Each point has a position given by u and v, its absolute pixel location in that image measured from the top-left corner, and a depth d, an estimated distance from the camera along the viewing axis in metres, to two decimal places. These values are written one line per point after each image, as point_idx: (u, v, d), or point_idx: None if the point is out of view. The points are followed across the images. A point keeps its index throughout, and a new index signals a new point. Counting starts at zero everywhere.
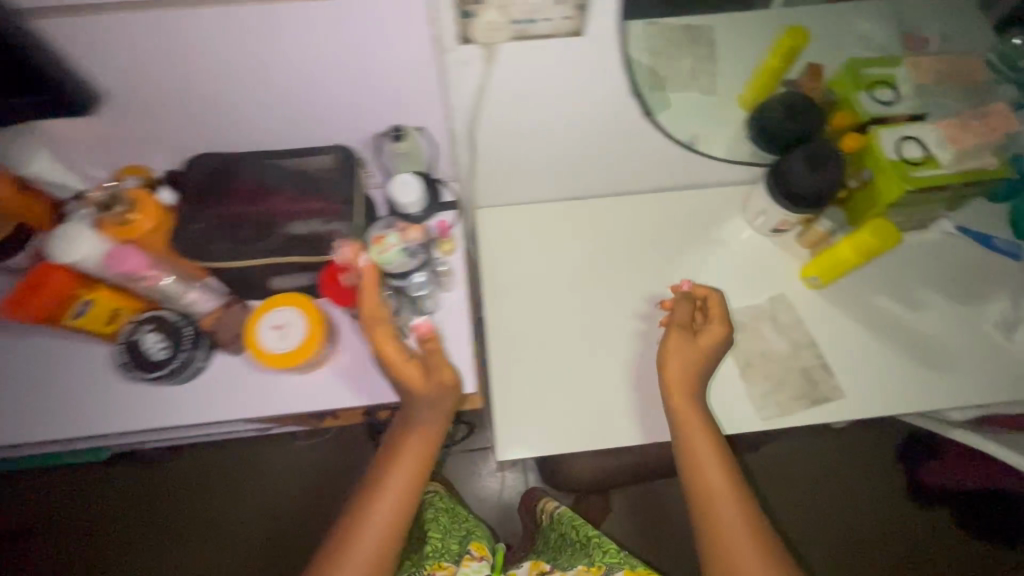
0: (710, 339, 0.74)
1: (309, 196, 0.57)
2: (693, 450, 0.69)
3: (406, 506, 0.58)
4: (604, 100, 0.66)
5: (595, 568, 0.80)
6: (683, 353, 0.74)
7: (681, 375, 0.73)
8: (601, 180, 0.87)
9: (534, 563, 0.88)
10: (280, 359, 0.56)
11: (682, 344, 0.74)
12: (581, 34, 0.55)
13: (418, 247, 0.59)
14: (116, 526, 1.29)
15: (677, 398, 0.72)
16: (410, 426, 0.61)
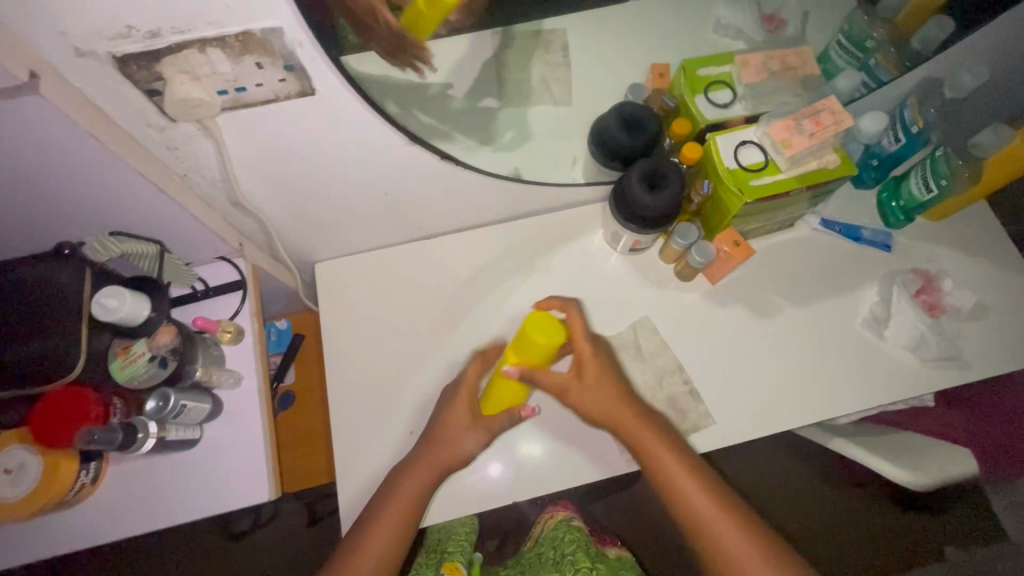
0: (605, 387, 0.71)
1: (7, 309, 0.47)
2: (651, 454, 0.68)
3: (408, 529, 0.67)
4: (389, 147, 0.59)
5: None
6: (598, 395, 0.70)
7: (596, 398, 0.70)
8: (440, 216, 0.81)
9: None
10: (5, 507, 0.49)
11: (591, 394, 0.70)
12: (313, 93, 0.48)
13: (170, 351, 0.53)
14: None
15: (604, 412, 0.70)
16: (437, 446, 0.69)
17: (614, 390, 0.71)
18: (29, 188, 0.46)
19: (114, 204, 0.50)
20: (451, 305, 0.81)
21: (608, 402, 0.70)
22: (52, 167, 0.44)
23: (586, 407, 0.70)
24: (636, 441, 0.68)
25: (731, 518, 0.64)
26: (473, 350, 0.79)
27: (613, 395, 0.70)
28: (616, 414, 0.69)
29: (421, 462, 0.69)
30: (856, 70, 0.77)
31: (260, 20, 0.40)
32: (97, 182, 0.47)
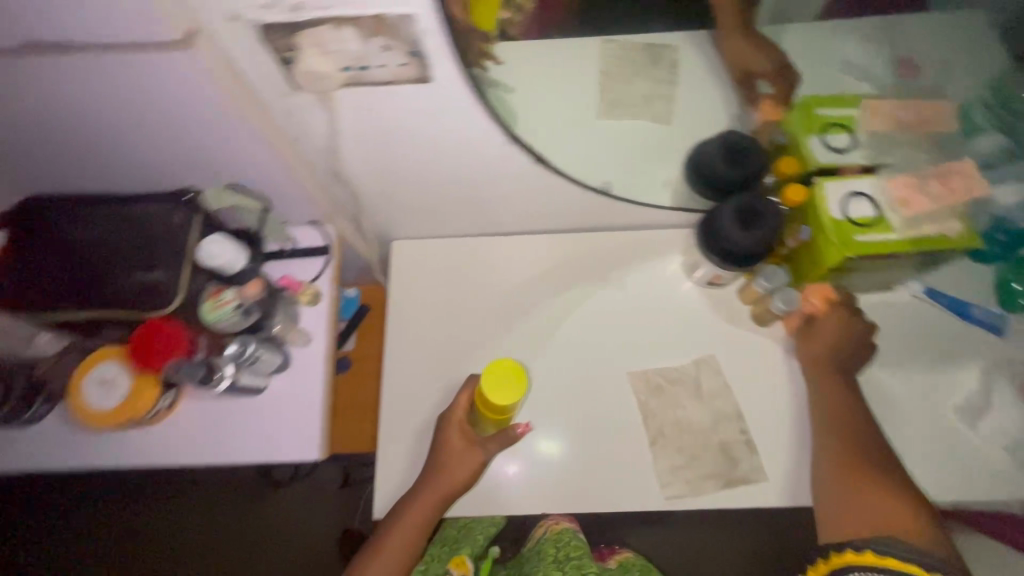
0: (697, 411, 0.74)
1: (134, 244, 0.54)
2: (815, 374, 0.73)
3: (416, 543, 0.71)
4: (488, 142, 0.60)
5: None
6: (807, 348, 0.74)
7: (825, 340, 0.72)
8: (520, 216, 0.81)
9: None
10: (96, 415, 0.54)
11: (822, 334, 0.73)
12: (428, 81, 0.49)
13: (256, 303, 0.55)
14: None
15: (803, 342, 0.74)
16: (440, 476, 0.71)
17: (818, 357, 0.73)
18: (166, 132, 0.51)
19: (232, 158, 0.54)
20: (516, 305, 0.81)
21: (818, 356, 0.73)
22: (188, 116, 0.49)
23: (807, 357, 0.74)
24: (818, 405, 0.71)
25: (873, 454, 0.65)
26: (529, 354, 0.79)
27: (810, 360, 0.73)
28: (818, 375, 0.72)
29: (427, 490, 0.70)
30: (997, 131, 0.71)
31: (395, 5, 0.41)
32: (223, 136, 0.51)
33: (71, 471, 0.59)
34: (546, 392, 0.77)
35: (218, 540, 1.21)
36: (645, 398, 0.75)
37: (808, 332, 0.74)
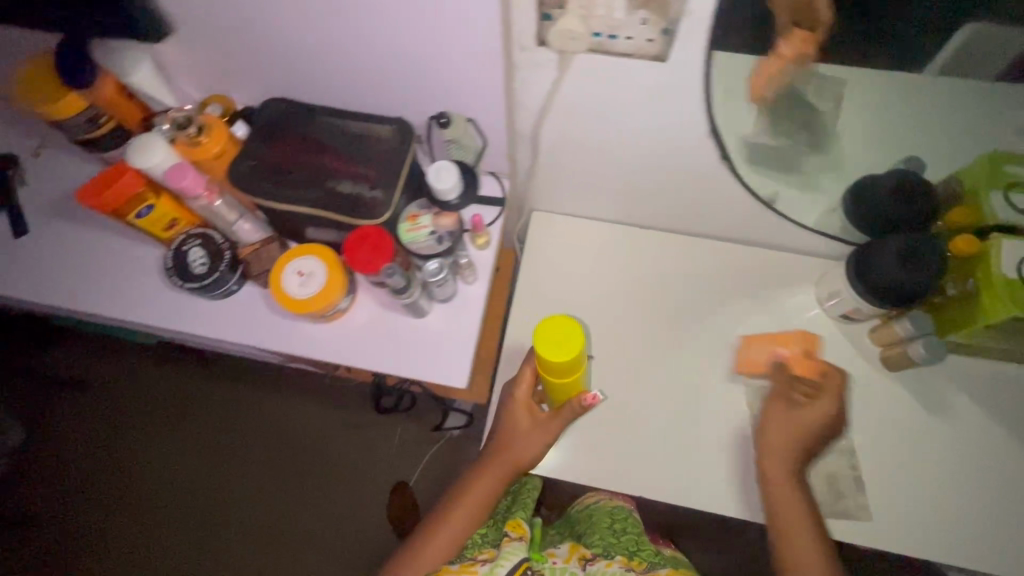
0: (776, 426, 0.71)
1: (351, 161, 0.59)
2: (772, 439, 0.70)
3: (482, 511, 0.74)
4: (682, 132, 0.63)
5: (633, 560, 0.77)
6: (783, 418, 0.71)
7: (807, 425, 0.69)
8: (666, 212, 0.83)
9: (573, 546, 0.81)
10: (295, 303, 0.59)
11: (773, 428, 0.71)
12: (665, 60, 0.52)
13: (448, 232, 0.59)
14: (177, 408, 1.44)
15: (772, 411, 0.72)
16: (506, 451, 0.75)
17: (802, 432, 0.70)
18: None
19: None
20: (642, 297, 0.84)
21: (788, 448, 0.69)
22: None
23: (767, 441, 0.71)
24: (770, 487, 0.69)
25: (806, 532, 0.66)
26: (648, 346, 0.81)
27: (789, 428, 0.70)
28: (783, 447, 0.69)
29: (494, 461, 0.75)
30: None
31: None
32: None
33: (244, 347, 0.66)
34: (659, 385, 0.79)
35: (301, 442, 1.39)
36: (758, 412, 0.76)
37: (791, 407, 0.71)
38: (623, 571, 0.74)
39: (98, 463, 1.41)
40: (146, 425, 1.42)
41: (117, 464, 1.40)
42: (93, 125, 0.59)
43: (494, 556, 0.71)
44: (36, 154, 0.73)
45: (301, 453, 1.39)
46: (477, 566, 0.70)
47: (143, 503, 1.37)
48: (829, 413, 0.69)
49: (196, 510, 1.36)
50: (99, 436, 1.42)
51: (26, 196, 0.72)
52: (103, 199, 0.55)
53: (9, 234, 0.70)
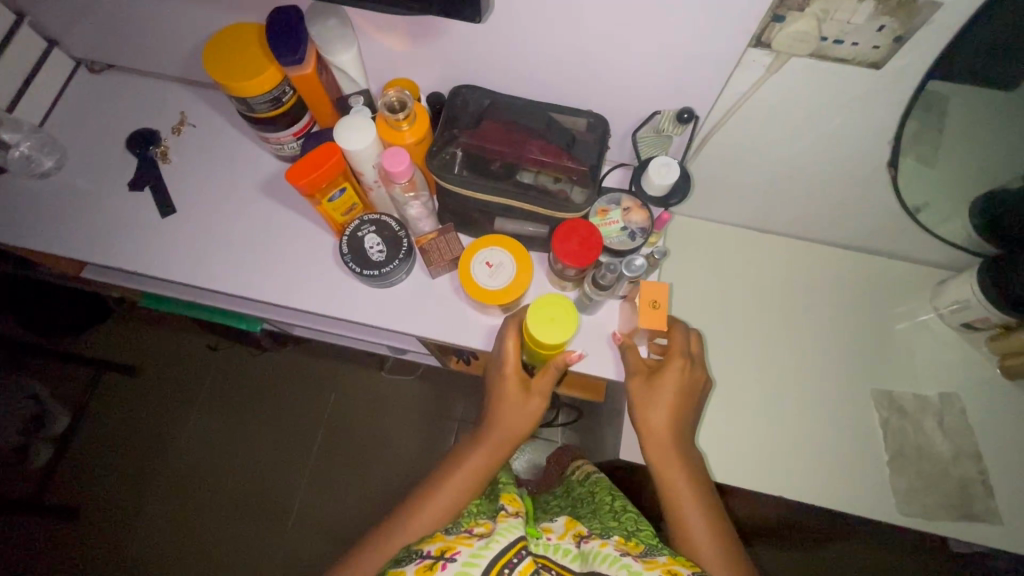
0: (668, 383, 0.61)
1: (560, 153, 0.56)
2: (644, 397, 0.62)
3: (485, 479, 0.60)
4: (856, 139, 0.64)
5: (633, 542, 0.58)
6: (655, 389, 0.61)
7: (663, 393, 0.61)
8: (793, 217, 0.84)
9: (570, 521, 0.66)
10: (483, 294, 0.58)
11: (660, 393, 0.61)
12: (879, 67, 0.53)
13: (641, 227, 0.58)
14: (233, 397, 1.41)
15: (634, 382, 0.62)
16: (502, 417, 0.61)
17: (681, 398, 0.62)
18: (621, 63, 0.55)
19: None
20: (768, 299, 0.85)
21: (666, 417, 0.61)
22: None
23: (645, 416, 0.61)
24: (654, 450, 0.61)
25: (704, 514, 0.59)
26: (775, 349, 0.82)
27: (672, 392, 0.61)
28: (667, 435, 0.61)
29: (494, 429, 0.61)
30: None
31: None
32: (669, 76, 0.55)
33: (409, 336, 0.65)
34: (789, 388, 0.80)
35: (360, 429, 1.38)
36: (887, 417, 0.78)
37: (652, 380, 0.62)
38: (618, 553, 0.55)
39: (148, 451, 1.37)
40: (199, 406, 1.40)
41: (169, 453, 1.36)
42: (279, 103, 0.57)
43: (490, 531, 0.53)
44: (180, 128, 0.71)
45: (361, 445, 1.37)
46: (472, 541, 0.52)
47: (193, 494, 1.33)
48: (682, 375, 0.62)
49: (248, 497, 1.33)
50: (150, 417, 1.39)
51: (169, 172, 0.69)
52: (308, 180, 0.53)
53: (153, 210, 0.68)
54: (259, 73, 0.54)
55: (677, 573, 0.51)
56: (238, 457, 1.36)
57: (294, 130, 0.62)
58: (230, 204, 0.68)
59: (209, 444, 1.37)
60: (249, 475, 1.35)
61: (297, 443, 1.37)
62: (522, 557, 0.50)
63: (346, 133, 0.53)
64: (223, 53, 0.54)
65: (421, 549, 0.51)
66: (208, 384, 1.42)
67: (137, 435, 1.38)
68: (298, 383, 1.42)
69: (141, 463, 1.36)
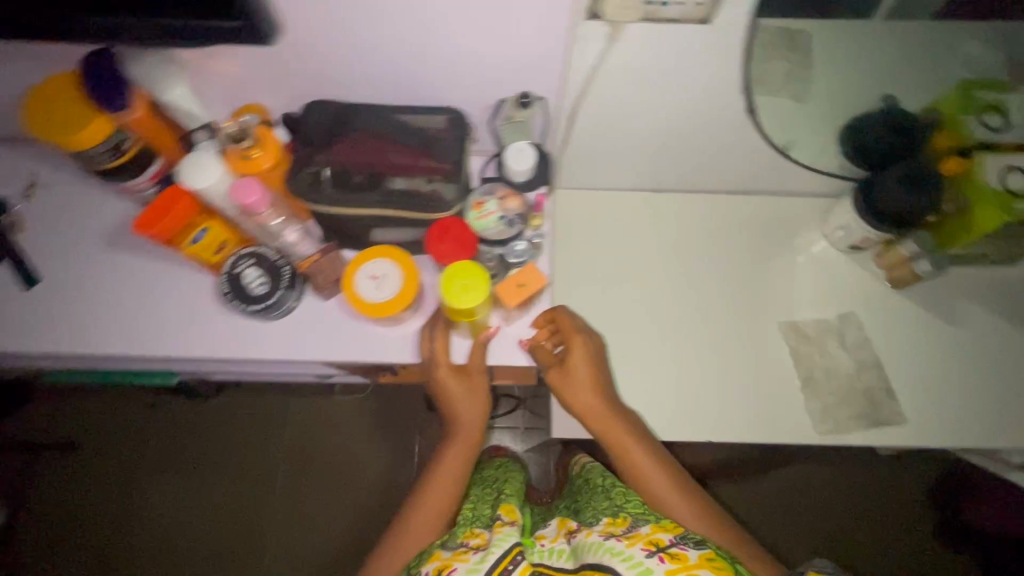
0: (584, 366, 0.68)
1: (419, 154, 0.56)
2: (570, 387, 0.68)
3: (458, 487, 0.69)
4: (710, 92, 0.66)
5: (618, 520, 0.60)
6: (572, 380, 0.68)
7: (584, 377, 0.68)
8: (681, 173, 0.87)
9: (562, 520, 0.66)
10: (372, 308, 0.57)
11: (576, 381, 0.67)
12: (708, 23, 0.55)
13: (518, 215, 0.59)
14: (178, 451, 1.36)
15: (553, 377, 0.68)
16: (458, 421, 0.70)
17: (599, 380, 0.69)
18: None
19: None
20: (670, 256, 0.88)
21: (596, 400, 0.68)
22: None
23: (577, 406, 0.68)
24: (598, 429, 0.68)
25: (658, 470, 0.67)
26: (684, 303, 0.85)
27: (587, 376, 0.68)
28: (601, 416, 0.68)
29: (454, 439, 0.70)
30: None
31: None
32: None
33: (312, 363, 0.64)
34: (703, 336, 0.84)
35: (328, 455, 1.36)
36: (795, 345, 0.82)
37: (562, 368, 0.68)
38: (603, 539, 0.57)
39: (98, 527, 1.30)
40: (147, 468, 1.34)
41: (122, 522, 1.30)
42: (121, 151, 0.54)
43: (484, 544, 0.59)
44: (31, 192, 0.66)
45: (321, 471, 1.35)
46: (468, 555, 0.58)
47: (157, 561, 1.28)
48: (587, 351, 0.68)
49: (220, 549, 1.29)
50: (94, 491, 1.32)
51: (27, 240, 0.65)
52: (157, 228, 0.52)
53: (16, 283, 0.64)
54: (87, 121, 0.51)
55: (659, 543, 0.54)
56: (202, 511, 1.31)
57: (150, 177, 0.58)
58: (99, 260, 0.64)
59: (167, 505, 1.32)
60: (218, 527, 1.31)
61: (263, 483, 1.34)
62: (516, 563, 0.56)
63: (190, 170, 0.51)
64: (42, 110, 0.51)
65: (421, 570, 0.58)
66: (153, 443, 1.36)
67: (83, 513, 1.31)
68: (251, 423, 1.38)
69: (92, 540, 1.29)
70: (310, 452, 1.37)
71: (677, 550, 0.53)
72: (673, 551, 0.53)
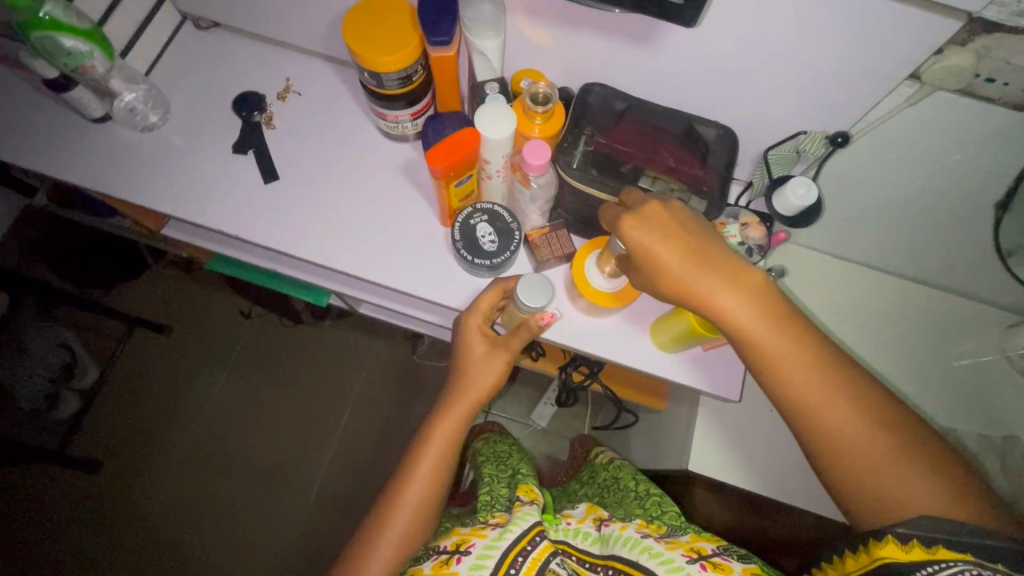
0: (658, 240, 0.47)
1: (693, 161, 0.56)
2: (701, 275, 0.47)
3: (444, 472, 0.61)
4: (964, 173, 0.63)
5: (654, 524, 0.57)
6: (661, 259, 0.47)
7: (677, 260, 0.47)
8: (876, 248, 0.83)
9: (592, 505, 0.65)
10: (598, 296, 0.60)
11: (656, 256, 0.48)
12: (1021, 110, 0.53)
13: (759, 244, 0.59)
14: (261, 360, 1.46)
15: (668, 257, 0.47)
16: (466, 387, 0.61)
17: (691, 239, 0.47)
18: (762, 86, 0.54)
19: (791, 116, 0.57)
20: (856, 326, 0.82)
21: (785, 328, 0.46)
22: (808, 79, 0.52)
23: (755, 338, 0.46)
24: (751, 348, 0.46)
25: (862, 420, 0.43)
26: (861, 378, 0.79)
27: (759, 314, 0.46)
28: (784, 347, 0.45)
29: (454, 389, 0.62)
30: None
31: None
32: (813, 99, 0.54)
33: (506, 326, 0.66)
34: None
35: (390, 422, 1.42)
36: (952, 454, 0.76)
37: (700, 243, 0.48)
38: (640, 536, 0.55)
39: (165, 413, 1.42)
40: (213, 369, 1.45)
41: (178, 421, 1.41)
42: (409, 81, 0.57)
43: (505, 522, 0.58)
44: (285, 95, 0.71)
45: (374, 414, 1.43)
46: (486, 532, 0.57)
47: (210, 456, 1.39)
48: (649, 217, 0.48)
49: (262, 468, 1.38)
50: (167, 377, 1.44)
51: (274, 140, 0.69)
52: (445, 166, 0.54)
53: (257, 175, 0.68)
54: (404, 48, 0.54)
55: (701, 551, 0.51)
56: (228, 418, 1.42)
57: (413, 111, 0.62)
58: (332, 176, 0.68)
59: (205, 401, 1.43)
60: (255, 448, 1.40)
61: (309, 425, 1.42)
62: (534, 544, 0.54)
63: (483, 118, 0.51)
64: (368, 26, 0.54)
65: (437, 545, 0.57)
66: (217, 348, 1.47)
67: (159, 389, 1.43)
68: (320, 369, 1.46)
69: (154, 416, 1.42)
70: (341, 412, 1.43)
71: (721, 560, 0.49)
72: (716, 561, 0.50)
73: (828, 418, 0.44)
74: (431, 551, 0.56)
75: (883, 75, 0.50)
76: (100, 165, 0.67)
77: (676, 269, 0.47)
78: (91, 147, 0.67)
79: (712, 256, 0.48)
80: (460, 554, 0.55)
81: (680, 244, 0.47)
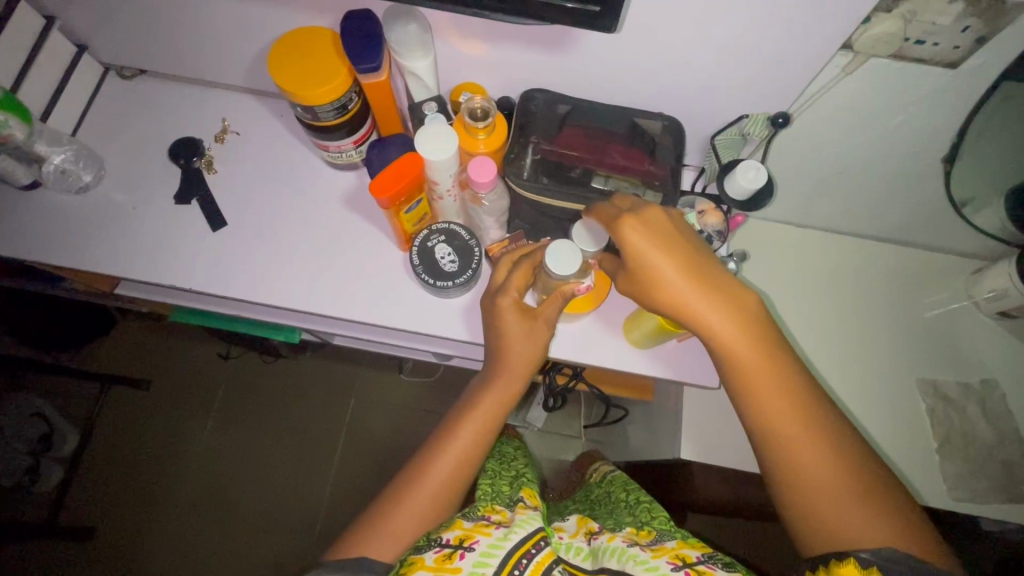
0: (652, 254, 0.48)
1: (642, 155, 0.56)
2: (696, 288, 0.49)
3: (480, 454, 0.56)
4: (909, 132, 0.64)
5: (643, 532, 0.57)
6: (655, 270, 0.49)
7: (672, 274, 0.48)
8: (836, 212, 0.84)
9: (583, 518, 0.65)
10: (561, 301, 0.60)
11: (651, 269, 0.49)
12: (954, 67, 0.54)
13: (718, 231, 0.59)
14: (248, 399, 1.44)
15: (664, 267, 0.49)
16: (510, 360, 0.57)
17: (687, 253, 0.49)
18: (699, 73, 0.54)
19: (733, 99, 0.57)
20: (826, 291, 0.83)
21: (766, 346, 0.48)
22: (743, 62, 0.52)
23: (732, 350, 0.48)
24: (742, 363, 0.48)
25: (825, 458, 0.45)
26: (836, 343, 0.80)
27: (739, 328, 0.48)
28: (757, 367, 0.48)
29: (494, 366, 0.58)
30: None
31: None
32: (750, 80, 0.54)
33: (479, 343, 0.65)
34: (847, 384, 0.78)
35: (386, 445, 1.40)
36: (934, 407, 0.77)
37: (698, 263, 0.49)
38: (627, 545, 0.55)
39: (156, 463, 1.39)
40: (197, 416, 1.42)
41: (172, 467, 1.38)
42: (344, 110, 0.56)
43: (508, 521, 0.53)
44: (223, 136, 0.68)
45: (368, 439, 1.41)
46: (490, 528, 0.52)
47: (208, 501, 1.36)
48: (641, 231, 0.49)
49: (261, 507, 1.36)
50: (151, 431, 1.41)
51: (218, 184, 0.67)
52: (391, 194, 0.52)
53: (205, 222, 0.66)
54: (333, 79, 0.52)
55: (687, 558, 0.51)
56: (220, 460, 1.39)
57: (354, 139, 0.60)
58: (282, 213, 0.66)
59: (203, 444, 1.40)
60: (252, 487, 1.37)
61: (307, 457, 1.40)
62: (540, 548, 0.51)
63: (422, 140, 0.50)
64: (294, 60, 0.52)
65: (440, 536, 0.51)
66: (199, 395, 1.43)
67: (145, 444, 1.40)
68: (308, 401, 1.44)
69: (145, 469, 1.38)
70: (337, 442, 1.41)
71: (705, 568, 0.49)
72: (700, 568, 0.49)
73: (792, 443, 0.46)
74: (433, 541, 0.50)
75: (815, 49, 0.50)
76: (39, 234, 0.64)
77: (672, 286, 0.48)
78: (26, 216, 0.65)
79: (707, 269, 0.49)
80: (464, 550, 0.50)
81: (674, 257, 0.49)
